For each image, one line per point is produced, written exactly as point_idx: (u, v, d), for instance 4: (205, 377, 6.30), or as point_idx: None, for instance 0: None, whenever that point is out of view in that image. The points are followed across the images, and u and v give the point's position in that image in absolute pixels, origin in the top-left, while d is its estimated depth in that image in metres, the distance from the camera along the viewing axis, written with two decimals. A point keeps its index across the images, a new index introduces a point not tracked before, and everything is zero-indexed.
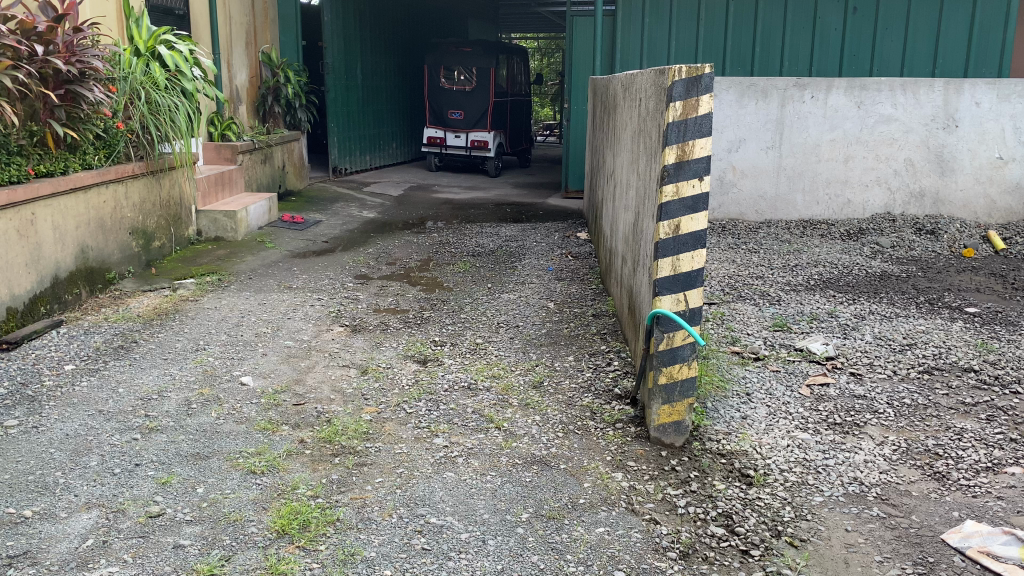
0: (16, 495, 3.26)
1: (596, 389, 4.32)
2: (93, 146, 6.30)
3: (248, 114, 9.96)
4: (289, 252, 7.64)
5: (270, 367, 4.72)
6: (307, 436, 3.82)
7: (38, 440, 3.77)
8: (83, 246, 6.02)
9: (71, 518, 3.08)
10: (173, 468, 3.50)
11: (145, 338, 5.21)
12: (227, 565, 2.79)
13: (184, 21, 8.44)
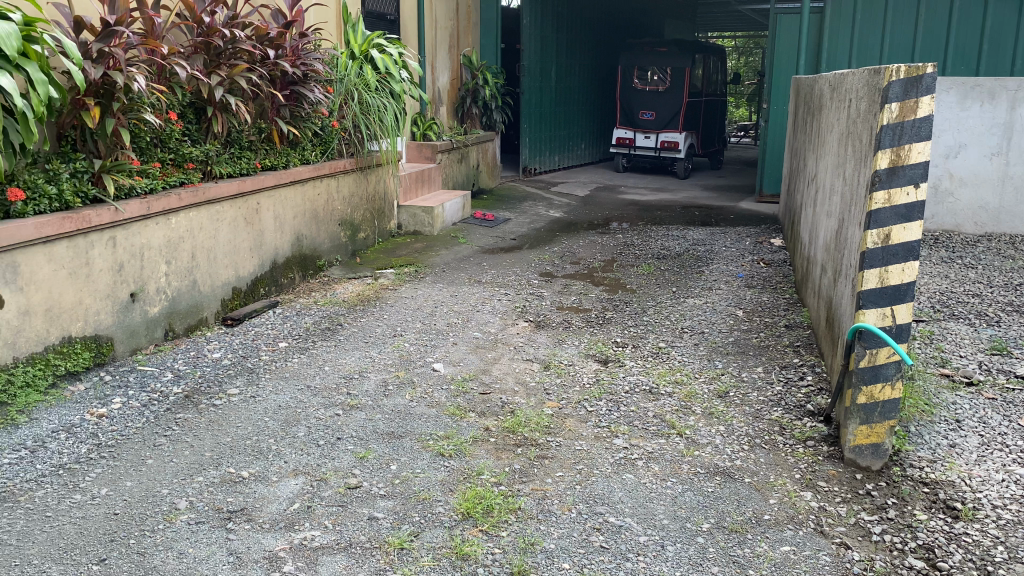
0: (236, 456, 3.62)
1: (786, 403, 4.15)
2: (311, 143, 6.83)
3: (448, 114, 10.39)
4: (480, 247, 7.91)
5: (459, 356, 4.92)
6: (492, 425, 3.95)
7: (255, 408, 4.15)
8: (298, 235, 6.56)
9: (281, 482, 3.38)
10: (370, 444, 3.74)
11: (349, 322, 5.58)
12: (416, 541, 2.95)
13: (394, 26, 8.97)
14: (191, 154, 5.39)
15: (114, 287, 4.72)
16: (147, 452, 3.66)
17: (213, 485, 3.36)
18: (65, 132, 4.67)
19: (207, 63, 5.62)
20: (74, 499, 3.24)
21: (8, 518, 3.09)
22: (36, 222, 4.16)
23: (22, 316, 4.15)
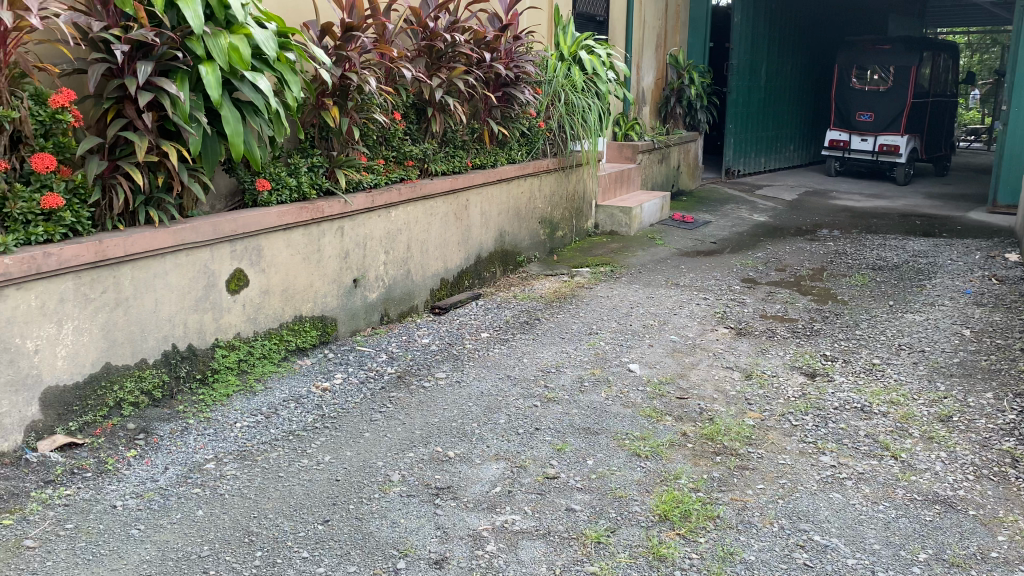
0: (443, 437, 3.82)
1: (1020, 434, 3.78)
2: (518, 143, 7.05)
3: (651, 114, 10.33)
4: (679, 250, 7.81)
5: (656, 358, 4.90)
6: (689, 430, 3.90)
7: (459, 393, 4.37)
8: (502, 231, 6.80)
9: (484, 466, 3.53)
10: (567, 437, 3.82)
11: (547, 317, 5.72)
12: (612, 537, 2.98)
13: (603, 26, 9.05)
14: (411, 152, 5.74)
15: (339, 273, 5.13)
16: (364, 426, 3.95)
17: (422, 461, 3.58)
18: (306, 129, 5.13)
19: (429, 66, 5.95)
20: (302, 462, 3.57)
21: (248, 475, 3.45)
22: (278, 211, 4.61)
23: (262, 295, 4.62)
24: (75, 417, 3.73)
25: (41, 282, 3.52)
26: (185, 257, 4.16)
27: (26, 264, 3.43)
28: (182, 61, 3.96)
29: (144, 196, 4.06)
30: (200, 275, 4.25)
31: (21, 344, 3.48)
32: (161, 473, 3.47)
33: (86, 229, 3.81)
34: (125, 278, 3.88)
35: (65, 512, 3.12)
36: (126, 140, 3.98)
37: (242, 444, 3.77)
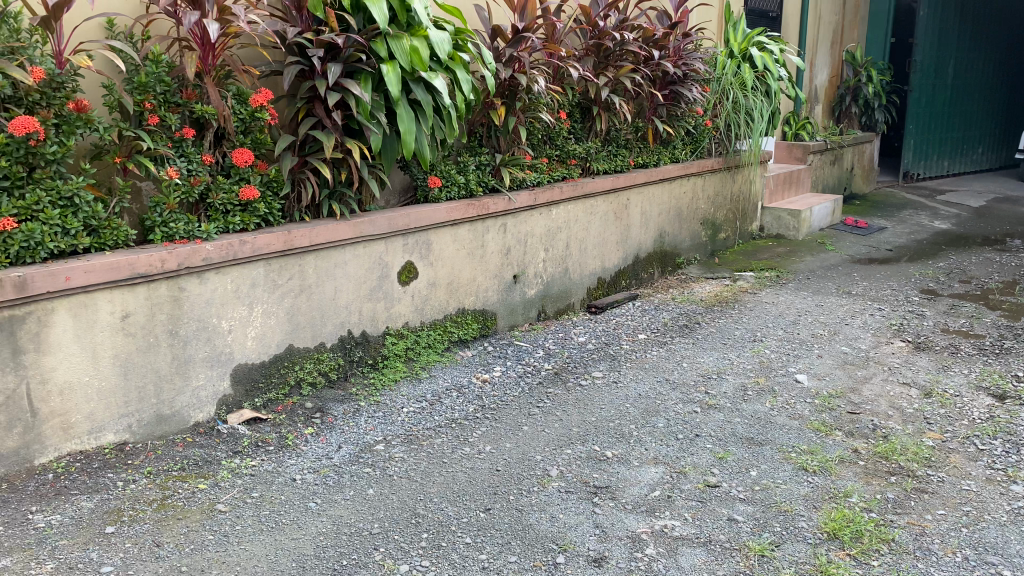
0: (601, 437, 3.83)
1: None
2: (683, 142, 6.92)
3: (823, 114, 9.89)
4: (850, 256, 7.42)
5: (825, 369, 4.69)
6: (861, 447, 3.71)
7: (617, 394, 4.35)
8: (662, 231, 6.72)
9: (642, 468, 3.51)
10: (729, 446, 3.73)
11: (707, 321, 5.60)
12: (778, 551, 2.89)
13: (777, 22, 8.72)
14: (574, 151, 5.76)
15: (501, 268, 5.24)
16: (523, 420, 4.02)
17: (581, 459, 3.60)
18: (474, 128, 5.26)
19: (597, 65, 5.95)
20: (465, 450, 3.68)
21: (414, 459, 3.60)
22: (447, 207, 4.77)
23: (430, 287, 4.80)
24: (261, 393, 4.04)
25: (238, 267, 3.84)
26: (363, 249, 4.39)
27: (225, 250, 3.75)
28: (367, 63, 4.16)
29: (328, 190, 4.34)
30: (375, 266, 4.47)
31: (218, 323, 3.81)
32: (335, 451, 3.68)
33: (276, 220, 4.12)
34: (309, 267, 4.14)
35: (251, 481, 3.38)
36: (314, 138, 4.25)
37: (408, 428, 3.93)
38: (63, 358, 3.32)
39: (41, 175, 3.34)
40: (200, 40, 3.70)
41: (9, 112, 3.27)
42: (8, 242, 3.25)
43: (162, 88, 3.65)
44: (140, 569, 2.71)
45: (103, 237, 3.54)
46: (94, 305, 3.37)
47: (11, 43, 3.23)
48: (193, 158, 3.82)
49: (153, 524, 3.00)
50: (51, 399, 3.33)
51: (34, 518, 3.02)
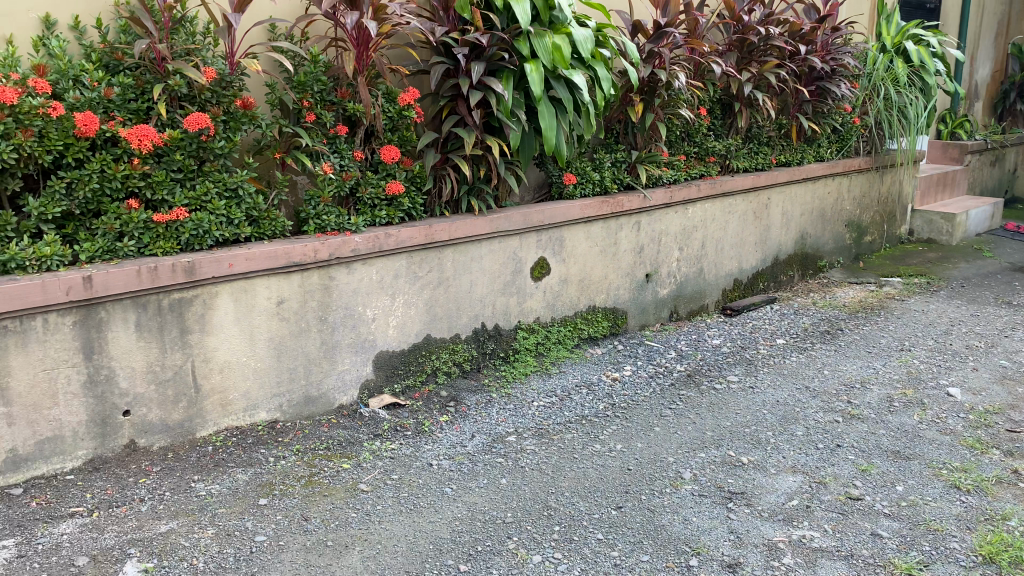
0: (736, 442, 3.75)
1: None
2: (829, 140, 6.66)
3: (984, 111, 9.28)
4: (1011, 264, 6.92)
5: (981, 383, 4.40)
6: (1022, 468, 3.47)
7: (753, 399, 4.25)
8: (803, 233, 6.49)
9: (779, 476, 3.41)
10: (873, 458, 3.57)
11: (850, 328, 5.36)
12: (926, 571, 2.75)
13: (934, 13, 8.24)
14: (713, 148, 5.65)
15: (634, 266, 5.22)
16: (656, 420, 3.99)
17: (715, 463, 3.54)
18: (612, 125, 5.22)
19: (739, 61, 5.81)
20: (596, 447, 3.69)
21: (545, 452, 3.64)
22: (582, 203, 4.79)
23: (562, 283, 4.84)
24: (399, 379, 4.21)
25: (382, 258, 4.00)
26: (498, 244, 4.48)
27: (371, 242, 3.92)
28: (509, 61, 4.22)
29: (467, 186, 4.44)
30: (511, 261, 4.56)
31: (363, 312, 4.00)
32: (469, 439, 3.78)
33: (419, 215, 4.28)
34: (448, 260, 4.27)
35: (391, 464, 3.52)
36: (456, 135, 4.36)
37: (539, 421, 3.98)
38: (224, 339, 3.57)
39: (210, 168, 3.60)
40: (355, 40, 3.87)
41: (184, 109, 3.54)
42: (181, 230, 3.52)
43: (319, 86, 3.88)
44: (291, 540, 2.87)
45: (262, 227, 3.78)
46: (253, 290, 3.60)
47: (187, 45, 3.50)
48: (345, 154, 4.01)
49: (302, 499, 3.17)
50: (213, 376, 3.58)
51: (196, 486, 3.26)
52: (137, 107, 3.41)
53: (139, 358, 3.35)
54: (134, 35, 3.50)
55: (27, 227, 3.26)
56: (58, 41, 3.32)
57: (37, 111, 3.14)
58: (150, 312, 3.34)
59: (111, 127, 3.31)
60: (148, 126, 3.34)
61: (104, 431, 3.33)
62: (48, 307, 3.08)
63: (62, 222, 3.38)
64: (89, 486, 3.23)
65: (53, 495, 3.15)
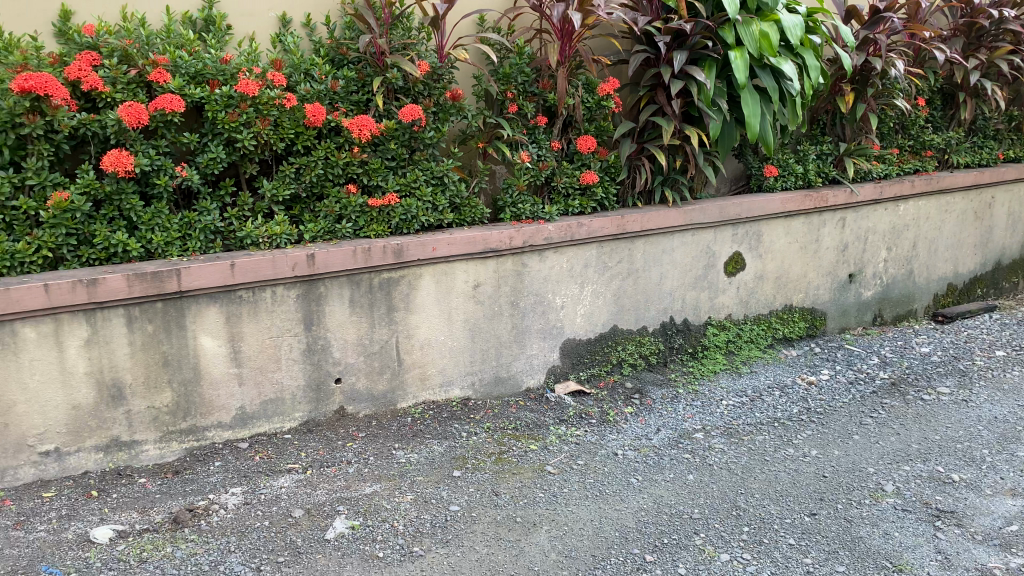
0: (946, 457, 3.49)
1: None
2: None
3: None
4: None
5: None
6: None
7: (967, 413, 3.93)
8: None
9: (996, 499, 3.14)
10: None
11: None
12: None
13: None
14: (931, 141, 5.30)
15: (836, 265, 4.97)
16: (855, 428, 3.79)
17: (921, 478, 3.31)
18: (819, 116, 5.05)
19: (966, 47, 5.36)
20: (788, 451, 3.56)
21: (735, 452, 3.56)
22: (782, 198, 4.61)
23: (757, 279, 4.71)
24: (586, 367, 4.27)
25: (575, 247, 4.06)
26: (692, 237, 4.41)
27: (565, 231, 3.98)
28: (713, 50, 4.12)
29: (662, 177, 4.41)
30: (703, 254, 4.48)
31: (553, 299, 4.09)
32: (655, 432, 3.75)
33: (611, 205, 4.30)
34: (639, 251, 4.26)
35: (577, 449, 3.57)
36: (654, 125, 4.33)
37: (727, 420, 3.89)
38: (425, 318, 3.77)
39: (420, 157, 3.81)
40: (559, 32, 3.93)
41: (399, 101, 3.77)
42: (391, 215, 3.75)
43: (523, 78, 4.01)
44: (483, 513, 3.00)
45: (463, 214, 3.95)
46: (453, 273, 3.78)
47: (404, 40, 3.72)
48: (543, 144, 4.10)
49: (492, 475, 3.30)
50: (414, 352, 3.80)
51: (397, 454, 3.48)
52: (358, 99, 3.68)
53: (350, 332, 3.62)
54: (357, 31, 3.77)
55: (261, 207, 3.60)
56: (293, 38, 3.67)
57: (273, 102, 3.45)
58: (361, 289, 3.59)
59: (336, 117, 3.59)
60: (367, 117, 3.58)
61: (317, 396, 3.65)
62: (276, 280, 3.39)
63: (290, 204, 3.70)
64: (303, 446, 3.53)
65: (274, 451, 3.48)
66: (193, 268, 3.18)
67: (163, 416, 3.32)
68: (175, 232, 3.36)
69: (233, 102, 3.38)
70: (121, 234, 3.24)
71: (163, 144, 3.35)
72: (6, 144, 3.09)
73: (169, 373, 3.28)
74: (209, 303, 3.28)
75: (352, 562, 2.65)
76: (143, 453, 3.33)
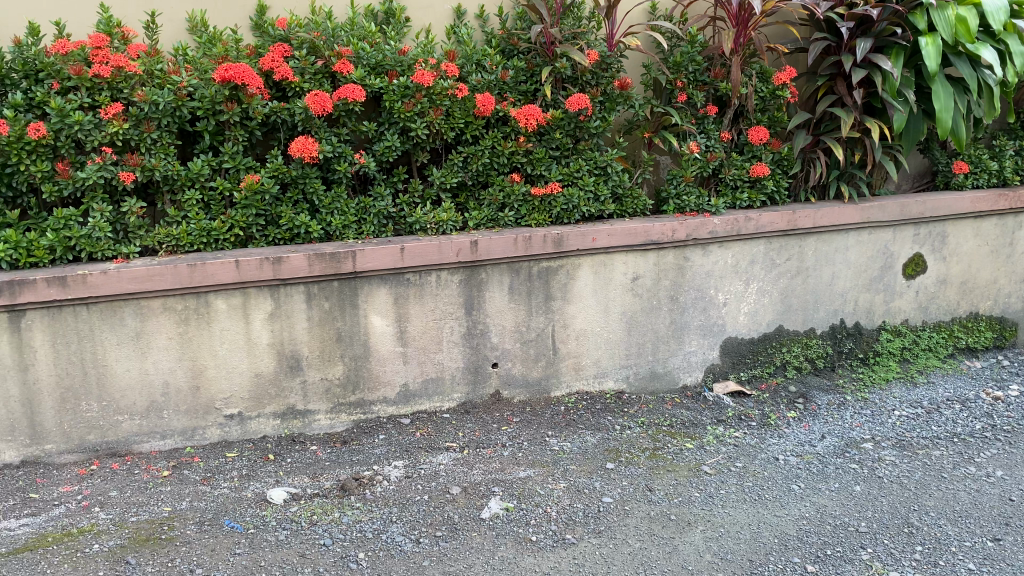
0: None
1: None
2: None
3: None
4: None
5: None
6: None
7: None
8: None
9: None
10: None
11: None
12: None
13: None
14: None
15: None
16: None
17: None
18: (1020, 108, 4.63)
19: None
20: (969, 470, 3.29)
21: (909, 466, 3.33)
22: (973, 197, 4.27)
23: (939, 284, 4.40)
24: (746, 367, 4.14)
25: (740, 242, 3.94)
26: (868, 236, 4.17)
27: (731, 225, 3.86)
28: (901, 36, 3.88)
29: (838, 171, 4.21)
30: (880, 255, 4.23)
31: (715, 295, 3.98)
32: (819, 440, 3.58)
33: (781, 199, 4.13)
34: (809, 249, 4.08)
35: (735, 450, 3.46)
36: (831, 116, 4.13)
37: (900, 432, 3.64)
38: (583, 308, 3.78)
39: (584, 147, 3.81)
40: (734, 19, 3.83)
41: (567, 90, 3.79)
42: (553, 204, 3.76)
43: (694, 66, 3.94)
44: (636, 507, 2.97)
45: (625, 205, 3.91)
46: (612, 264, 3.76)
47: (575, 30, 3.73)
48: (712, 134, 4.01)
49: (646, 470, 3.27)
50: (570, 342, 3.82)
51: (551, 441, 3.51)
52: (526, 89, 3.73)
53: (509, 318, 3.68)
54: (529, 21, 3.83)
55: (430, 194, 3.73)
56: (466, 29, 3.76)
57: (446, 92, 3.55)
58: (521, 277, 3.64)
59: (504, 107, 3.65)
60: (535, 107, 3.61)
61: (476, 378, 3.74)
62: (441, 265, 3.49)
63: (456, 191, 3.81)
64: (461, 426, 3.63)
65: (434, 429, 3.60)
66: (366, 250, 3.33)
67: (334, 388, 3.52)
68: (351, 216, 3.54)
69: (409, 92, 3.52)
70: (303, 216, 3.45)
71: (344, 132, 3.54)
72: (207, 130, 3.36)
73: (341, 348, 3.46)
74: (379, 284, 3.43)
75: (506, 544, 2.70)
76: (315, 422, 3.54)
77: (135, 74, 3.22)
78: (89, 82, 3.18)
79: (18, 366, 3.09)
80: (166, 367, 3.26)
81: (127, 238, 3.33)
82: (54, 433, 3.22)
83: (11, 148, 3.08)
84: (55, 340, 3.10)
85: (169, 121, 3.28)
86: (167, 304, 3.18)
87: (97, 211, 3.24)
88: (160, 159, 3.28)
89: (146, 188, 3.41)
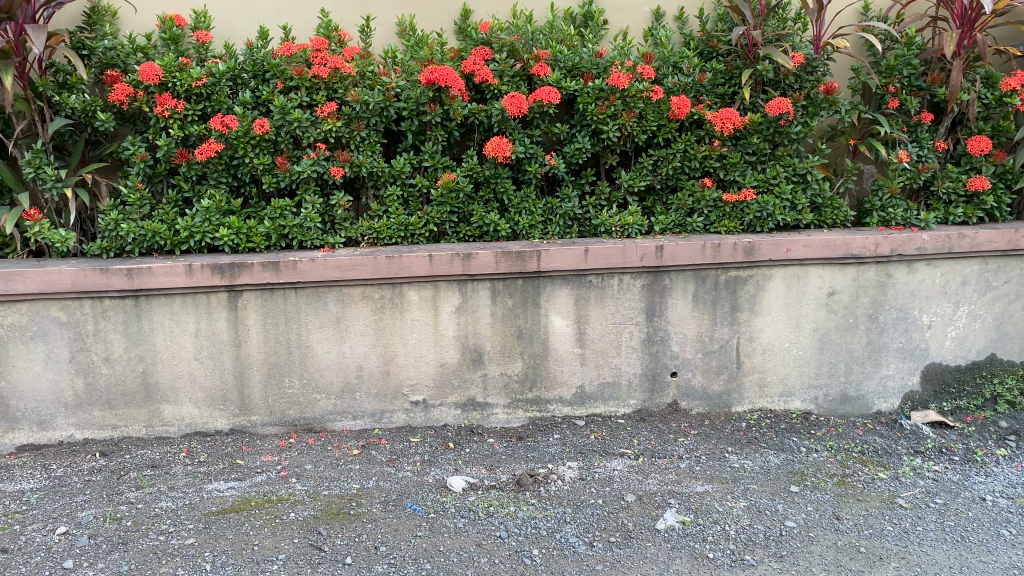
0: None
1: None
2: None
3: None
4: None
5: None
6: None
7: None
8: None
9: None
10: None
11: None
12: None
13: None
14: None
15: None
16: None
17: None
18: None
19: None
20: None
21: None
22: None
23: None
24: (950, 398, 3.80)
25: (951, 261, 3.63)
26: None
27: (942, 242, 3.57)
28: None
29: None
30: None
31: (918, 316, 3.70)
32: None
33: (1003, 217, 3.77)
34: None
35: (935, 486, 3.19)
36: None
37: None
38: (772, 322, 3.63)
39: (783, 152, 3.66)
40: (959, 19, 3.57)
41: (767, 93, 3.65)
42: (746, 211, 3.64)
43: (909, 71, 3.69)
44: (821, 535, 2.81)
45: (823, 215, 3.70)
46: (806, 278, 3.58)
47: (779, 31, 3.60)
48: (925, 143, 3.74)
49: (834, 497, 3.08)
50: (755, 356, 3.68)
51: (730, 458, 3.39)
52: (724, 92, 3.63)
53: (692, 327, 3.60)
54: (730, 22, 3.72)
55: (617, 197, 3.71)
56: (664, 31, 3.73)
57: (641, 94, 3.52)
58: (707, 285, 3.54)
59: (700, 110, 3.58)
60: (732, 110, 3.51)
61: (653, 386, 3.69)
62: (625, 268, 3.45)
63: (644, 196, 3.77)
64: (636, 433, 3.58)
65: (608, 433, 3.58)
66: (552, 251, 3.36)
67: (513, 383, 3.59)
68: (539, 216, 3.59)
69: (603, 95, 3.53)
70: (493, 215, 3.54)
71: (537, 134, 3.60)
72: (411, 129, 3.54)
73: (522, 345, 3.52)
74: (562, 284, 3.45)
75: (681, 557, 2.64)
76: (493, 415, 3.62)
77: (349, 75, 3.44)
78: (308, 83, 3.43)
79: (232, 342, 3.37)
80: (361, 351, 3.45)
81: (334, 228, 3.57)
82: (259, 405, 3.49)
83: (238, 141, 3.38)
84: (266, 320, 3.35)
85: (377, 120, 3.47)
86: (366, 293, 3.37)
87: (309, 202, 3.50)
88: (367, 156, 3.48)
89: (352, 183, 3.64)
